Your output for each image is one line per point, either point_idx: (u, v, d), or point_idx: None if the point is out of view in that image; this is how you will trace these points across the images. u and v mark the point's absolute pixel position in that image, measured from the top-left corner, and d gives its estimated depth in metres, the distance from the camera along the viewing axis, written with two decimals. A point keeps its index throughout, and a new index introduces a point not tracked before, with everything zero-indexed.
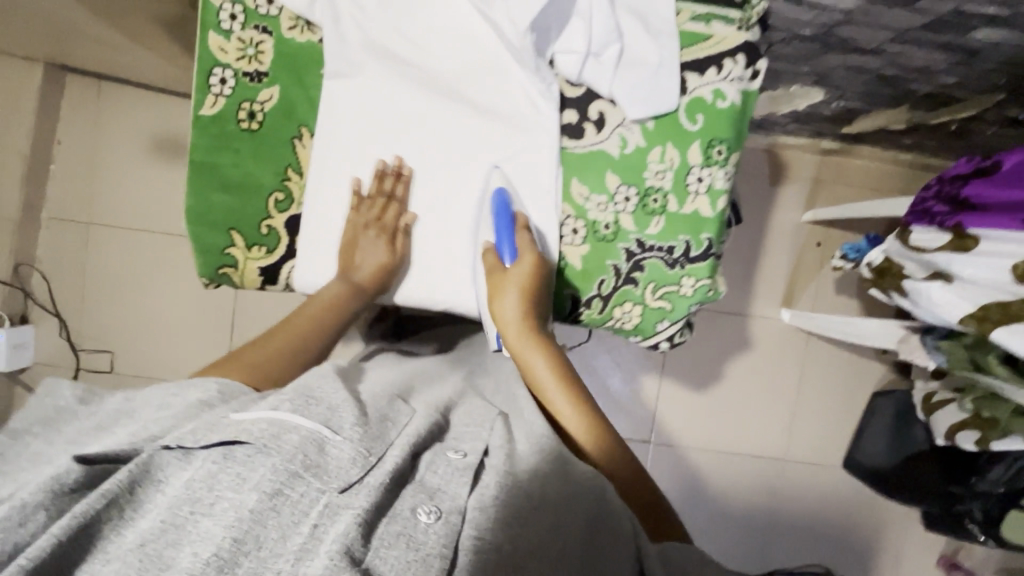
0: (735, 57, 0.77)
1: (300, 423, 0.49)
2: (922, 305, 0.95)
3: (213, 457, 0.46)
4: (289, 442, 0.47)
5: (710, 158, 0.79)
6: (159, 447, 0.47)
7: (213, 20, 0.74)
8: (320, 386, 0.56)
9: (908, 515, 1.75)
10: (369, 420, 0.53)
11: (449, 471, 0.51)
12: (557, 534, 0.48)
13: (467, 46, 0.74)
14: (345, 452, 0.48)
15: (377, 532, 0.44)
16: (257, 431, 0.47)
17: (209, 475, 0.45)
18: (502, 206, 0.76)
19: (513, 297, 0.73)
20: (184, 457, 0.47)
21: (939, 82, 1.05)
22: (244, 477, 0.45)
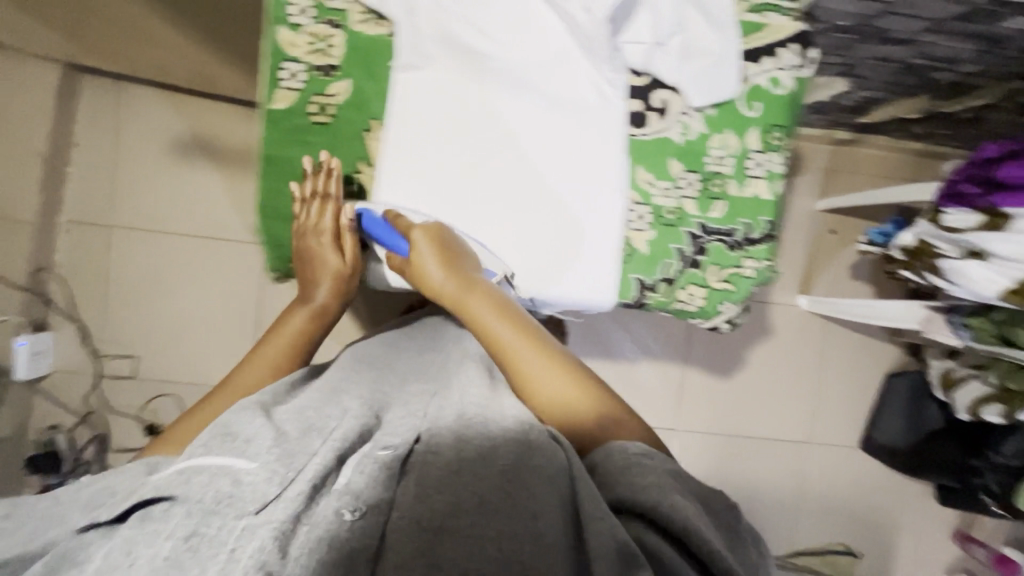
0: (790, 45, 0.80)
1: (210, 463, 0.53)
2: (959, 282, 1.00)
3: (132, 522, 0.51)
4: (200, 482, 0.52)
5: (769, 143, 0.82)
6: (80, 529, 0.52)
7: (284, 15, 0.75)
8: (238, 417, 0.60)
9: (922, 491, 1.82)
10: (288, 437, 0.57)
11: (372, 469, 0.55)
12: (472, 494, 0.52)
13: (536, 37, 0.75)
14: (256, 477, 0.52)
15: (296, 539, 0.49)
16: (170, 482, 0.52)
17: (128, 539, 0.49)
18: (371, 215, 0.76)
19: (432, 265, 0.71)
20: (106, 532, 0.52)
21: (963, 70, 1.10)
22: (158, 529, 0.49)
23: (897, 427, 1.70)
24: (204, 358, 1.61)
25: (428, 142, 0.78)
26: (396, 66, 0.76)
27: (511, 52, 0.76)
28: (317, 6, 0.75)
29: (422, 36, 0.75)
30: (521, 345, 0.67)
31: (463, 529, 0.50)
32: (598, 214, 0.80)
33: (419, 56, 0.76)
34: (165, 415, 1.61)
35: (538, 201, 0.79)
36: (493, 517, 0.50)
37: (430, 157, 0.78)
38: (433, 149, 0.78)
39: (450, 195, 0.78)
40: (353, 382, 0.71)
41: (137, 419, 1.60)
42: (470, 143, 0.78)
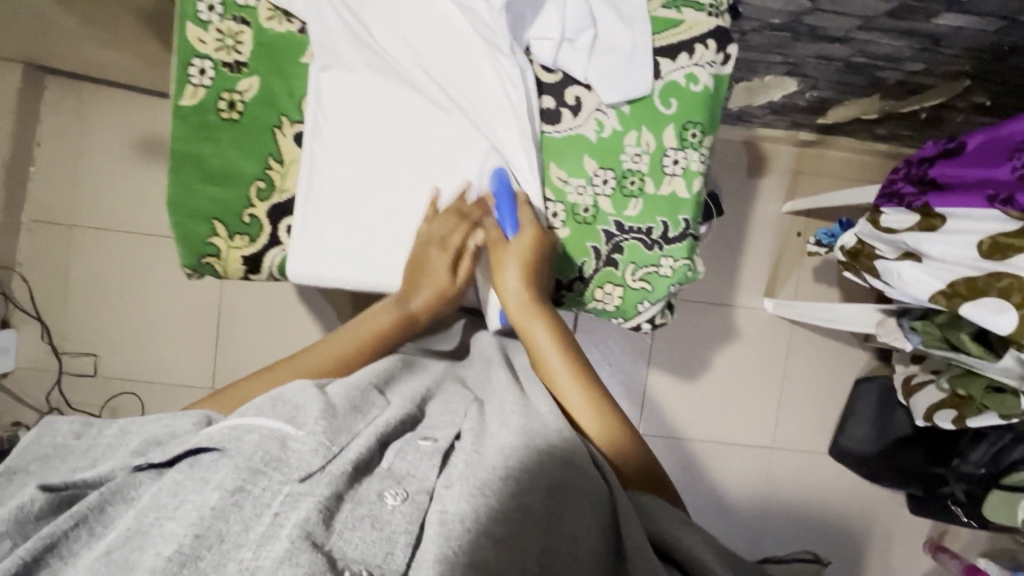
0: (706, 42, 0.80)
1: (262, 423, 0.49)
2: (894, 283, 0.98)
3: (181, 468, 0.47)
4: (250, 442, 0.47)
5: (685, 140, 0.81)
6: (132, 467, 0.48)
7: (191, 11, 0.75)
8: (286, 387, 0.56)
9: (894, 498, 1.78)
10: (336, 411, 0.53)
11: (418, 455, 0.51)
12: (517, 499, 0.48)
13: (446, 33, 0.75)
14: (305, 444, 0.48)
15: (340, 515, 0.44)
16: (218, 436, 0.48)
17: (175, 483, 0.46)
18: (501, 185, 0.75)
19: (512, 271, 0.72)
20: (156, 474, 0.48)
21: (907, 69, 1.08)
22: (205, 480, 0.45)
23: (865, 432, 1.67)
24: (164, 356, 1.62)
25: (340, 137, 0.77)
26: (314, 65, 0.75)
27: (422, 48, 0.76)
28: (224, 3, 0.75)
29: (332, 31, 0.74)
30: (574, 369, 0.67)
31: (506, 531, 0.45)
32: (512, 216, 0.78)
33: (328, 50, 0.75)
34: (125, 413, 1.61)
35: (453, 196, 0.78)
36: (532, 521, 0.47)
37: (341, 153, 0.77)
38: (346, 145, 0.77)
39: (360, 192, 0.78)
40: (391, 373, 0.67)
41: (96, 417, 1.60)
42: (382, 140, 0.78)
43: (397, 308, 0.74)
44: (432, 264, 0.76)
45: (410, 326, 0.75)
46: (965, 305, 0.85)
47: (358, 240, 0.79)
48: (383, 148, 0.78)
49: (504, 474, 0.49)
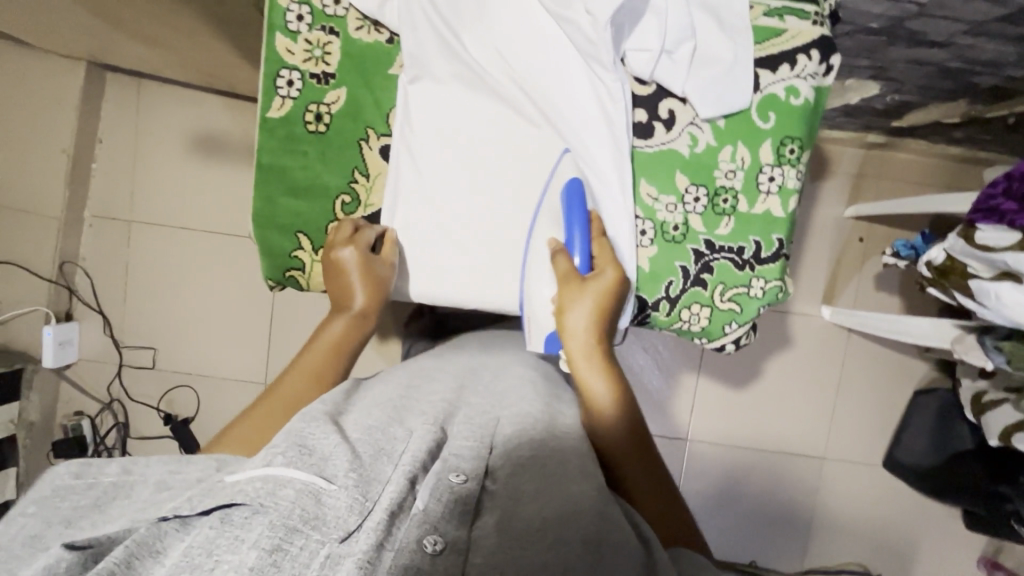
0: (810, 52, 0.76)
1: (293, 475, 0.47)
2: (989, 305, 0.94)
3: (211, 522, 0.44)
4: (286, 497, 0.45)
5: (782, 156, 0.78)
6: (157, 518, 0.43)
7: (281, 22, 0.74)
8: (311, 431, 0.54)
9: (949, 513, 1.73)
10: (363, 458, 0.53)
11: (451, 500, 0.50)
12: (557, 545, 0.49)
13: (541, 46, 0.72)
14: (341, 499, 0.47)
15: (383, 564, 0.44)
16: (253, 490, 0.45)
17: (208, 541, 0.42)
18: (576, 201, 0.70)
19: (582, 315, 0.68)
20: (182, 527, 0.44)
21: (1006, 74, 1.02)
22: (241, 539, 0.42)
23: (921, 448, 1.63)
24: (219, 351, 1.64)
25: (428, 152, 0.75)
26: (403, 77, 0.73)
27: (513, 59, 0.72)
28: (314, 12, 0.74)
29: (424, 42, 0.71)
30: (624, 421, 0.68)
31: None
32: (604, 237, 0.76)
33: (419, 62, 0.72)
34: (181, 406, 1.65)
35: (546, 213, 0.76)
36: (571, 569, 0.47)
37: (428, 167, 0.75)
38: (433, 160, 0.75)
39: (447, 209, 0.76)
40: (410, 402, 0.67)
41: (155, 409, 1.65)
42: (471, 154, 0.75)
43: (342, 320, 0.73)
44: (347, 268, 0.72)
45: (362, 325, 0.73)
46: None
47: (444, 258, 0.77)
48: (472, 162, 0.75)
49: (542, 527, 0.50)
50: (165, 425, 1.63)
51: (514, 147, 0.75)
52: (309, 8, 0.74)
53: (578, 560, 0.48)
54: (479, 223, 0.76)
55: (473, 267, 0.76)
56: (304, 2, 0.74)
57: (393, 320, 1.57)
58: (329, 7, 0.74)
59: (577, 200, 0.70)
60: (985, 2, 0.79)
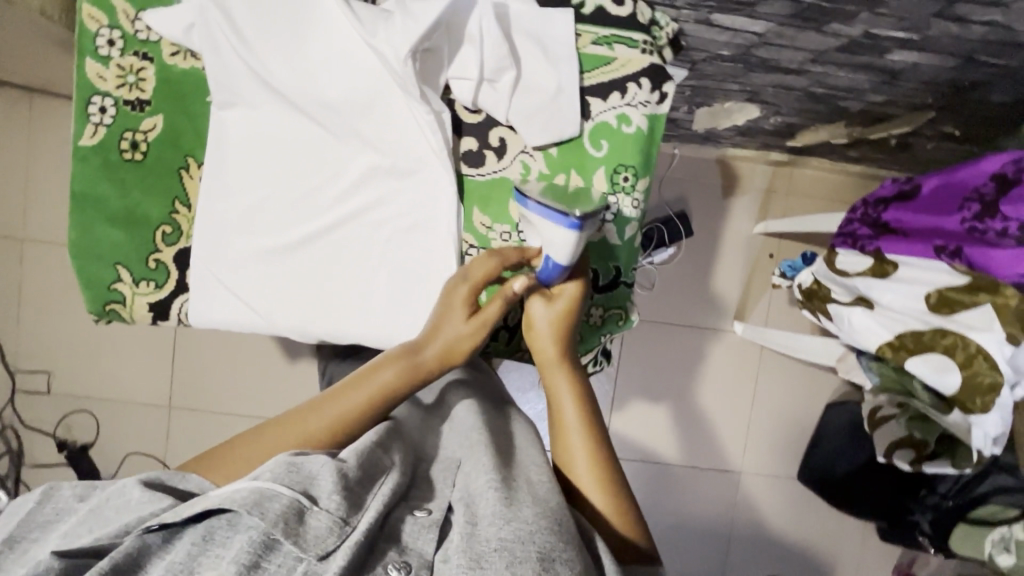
0: (639, 81, 0.75)
1: (280, 489, 0.45)
2: (843, 330, 0.94)
3: (194, 538, 0.44)
4: (271, 512, 0.44)
5: (617, 184, 0.77)
6: (142, 529, 0.43)
7: (90, 46, 0.71)
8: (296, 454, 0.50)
9: (864, 526, 1.75)
10: (353, 476, 0.49)
11: (416, 528, 0.49)
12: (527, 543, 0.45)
13: (355, 73, 0.70)
14: (322, 520, 0.45)
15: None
16: (239, 503, 0.43)
17: (190, 557, 0.43)
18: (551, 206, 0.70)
19: (543, 320, 0.69)
20: (168, 538, 0.44)
21: (869, 100, 1.03)
22: (222, 555, 0.43)
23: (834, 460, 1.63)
24: (117, 374, 1.59)
25: (252, 181, 0.74)
26: (214, 102, 0.72)
27: (332, 87, 0.70)
28: (124, 37, 0.71)
29: (234, 67, 0.69)
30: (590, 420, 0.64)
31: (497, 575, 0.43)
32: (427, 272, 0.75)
33: (235, 88, 0.70)
34: (80, 431, 1.59)
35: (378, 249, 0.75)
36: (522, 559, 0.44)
37: (253, 196, 0.74)
38: (259, 188, 0.74)
39: (273, 237, 0.75)
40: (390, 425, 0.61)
41: (50, 435, 1.58)
42: (297, 182, 0.74)
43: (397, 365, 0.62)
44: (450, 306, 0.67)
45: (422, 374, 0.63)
46: (911, 360, 0.84)
47: (271, 288, 0.75)
48: (297, 191, 0.74)
49: (500, 548, 0.45)
50: (60, 452, 1.57)
51: (340, 174, 0.74)
52: (119, 32, 0.71)
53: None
54: (309, 251, 0.75)
55: (303, 295, 0.76)
56: (114, 26, 0.71)
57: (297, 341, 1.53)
58: (141, 31, 0.71)
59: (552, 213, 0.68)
60: (817, 33, 0.80)
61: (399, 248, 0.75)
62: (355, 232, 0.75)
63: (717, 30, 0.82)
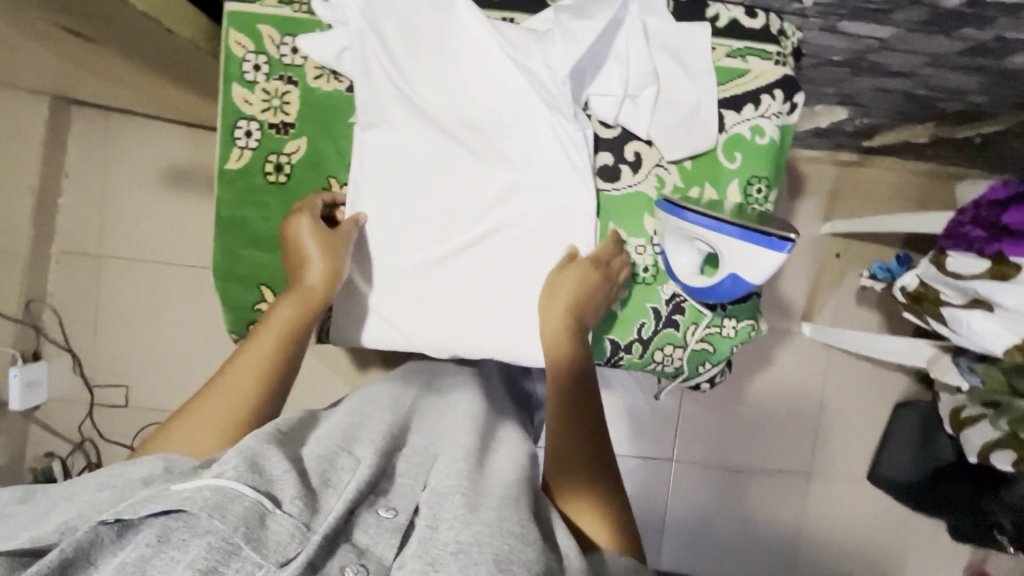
0: (773, 92, 0.76)
1: (245, 492, 0.43)
2: (962, 332, 0.94)
3: (148, 539, 0.41)
4: (234, 515, 0.42)
5: (750, 196, 0.77)
6: (96, 522, 0.41)
7: (237, 71, 0.73)
8: (265, 450, 0.50)
9: (935, 525, 1.73)
10: (311, 486, 0.49)
11: (379, 531, 0.48)
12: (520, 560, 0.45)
13: (504, 91, 0.72)
14: (284, 524, 0.43)
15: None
16: (201, 502, 0.41)
17: (143, 558, 0.40)
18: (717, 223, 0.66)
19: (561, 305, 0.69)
20: (120, 535, 0.42)
21: (970, 100, 1.03)
22: (175, 558, 0.40)
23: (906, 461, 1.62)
24: (191, 387, 1.60)
25: (393, 202, 0.75)
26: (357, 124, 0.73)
27: (478, 107, 0.72)
28: (270, 62, 0.73)
29: (385, 92, 0.71)
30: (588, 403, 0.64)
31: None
32: None
33: (382, 110, 0.72)
34: None
35: (519, 264, 0.76)
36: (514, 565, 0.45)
37: (394, 215, 0.75)
38: (400, 208, 0.75)
39: (413, 256, 0.76)
40: (361, 424, 0.61)
41: (128, 447, 1.60)
42: (438, 201, 0.75)
43: (294, 299, 0.65)
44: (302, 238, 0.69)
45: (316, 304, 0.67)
46: None
47: (412, 304, 0.76)
48: (437, 210, 0.75)
49: (457, 552, 0.44)
50: None
51: (481, 191, 0.74)
52: (265, 57, 0.72)
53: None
54: (449, 268, 0.76)
55: (443, 311, 0.76)
56: (261, 51, 0.72)
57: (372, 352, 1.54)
58: (287, 56, 0.72)
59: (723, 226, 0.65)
60: (944, 38, 0.80)
61: (542, 262, 0.75)
62: (493, 248, 0.76)
63: (838, 37, 0.82)
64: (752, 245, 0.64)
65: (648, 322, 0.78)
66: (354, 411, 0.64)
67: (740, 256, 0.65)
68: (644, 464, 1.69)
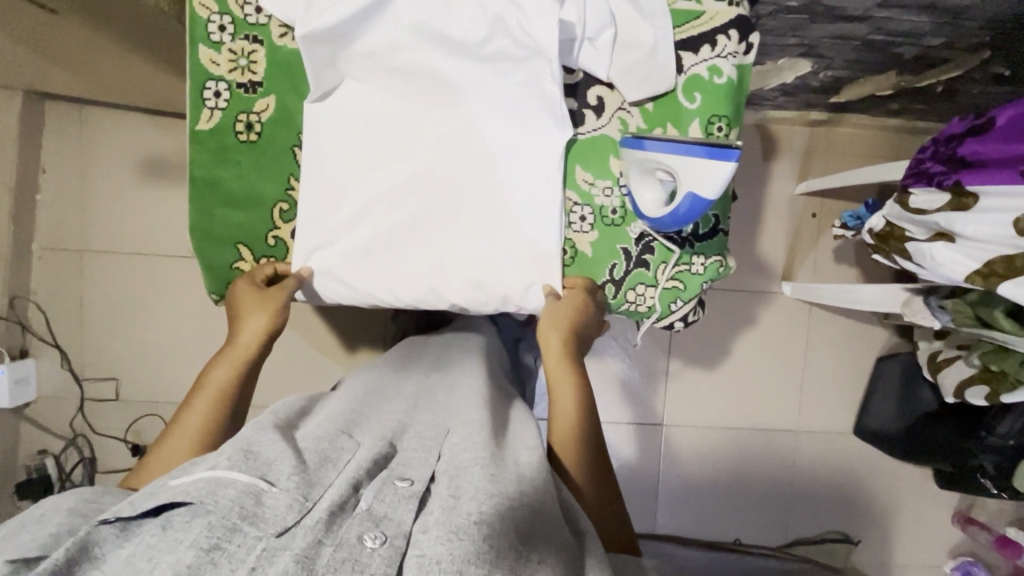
0: (729, 32, 0.78)
1: (236, 478, 0.49)
2: (927, 266, 0.97)
3: (152, 530, 0.46)
4: (226, 497, 0.47)
5: (712, 134, 0.79)
6: (98, 521, 0.47)
7: (202, 33, 0.74)
8: (258, 440, 0.56)
9: (921, 475, 1.77)
10: (308, 466, 0.54)
11: (396, 498, 0.53)
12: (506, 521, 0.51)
13: (472, 24, 0.71)
14: (280, 500, 0.49)
15: (322, 559, 0.45)
16: (195, 491, 0.47)
17: (149, 545, 0.45)
18: (635, 143, 0.73)
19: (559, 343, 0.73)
20: (122, 532, 0.47)
21: (926, 44, 1.06)
22: (179, 539, 0.44)
23: (889, 413, 1.66)
24: (181, 377, 1.61)
25: (367, 159, 0.77)
26: (310, 97, 0.75)
27: (439, 58, 0.73)
28: (235, 22, 0.74)
29: (350, 49, 0.72)
30: (569, 369, 0.71)
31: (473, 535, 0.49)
32: (531, 237, 0.78)
33: (348, 69, 0.74)
34: (149, 435, 1.61)
35: (490, 201, 0.77)
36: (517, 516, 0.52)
37: (366, 171, 0.77)
38: (373, 162, 0.76)
39: (387, 211, 0.77)
40: (360, 417, 0.70)
41: (122, 440, 1.61)
42: (410, 157, 0.76)
43: (223, 360, 0.68)
44: (245, 303, 0.74)
45: (248, 356, 0.69)
46: (1004, 284, 0.86)
47: (388, 259, 0.78)
48: (409, 163, 0.76)
49: (478, 521, 0.50)
50: (135, 458, 1.60)
51: (454, 129, 0.76)
52: (230, 18, 0.74)
53: (508, 551, 0.49)
54: (420, 212, 0.77)
55: (419, 261, 0.78)
56: (225, 11, 0.73)
57: (361, 328, 1.54)
58: (251, 15, 0.74)
59: (635, 143, 0.73)
60: None
61: (510, 197, 0.77)
62: (465, 183, 0.76)
63: None
64: (707, 163, 0.66)
65: (619, 264, 0.81)
66: (359, 399, 0.75)
67: (689, 167, 0.67)
68: (636, 430, 1.72)
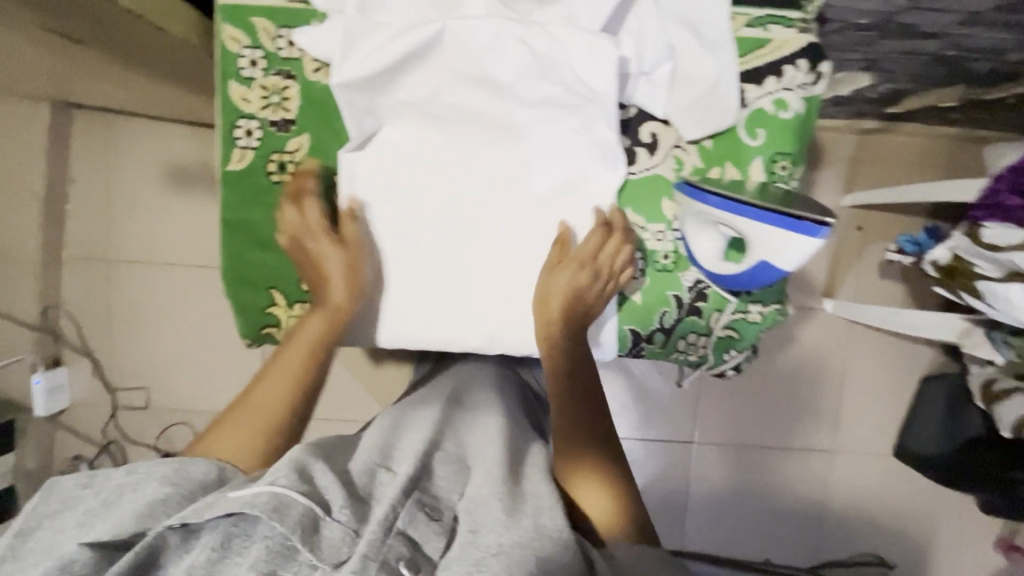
0: (797, 62, 0.70)
1: (296, 497, 0.45)
2: (999, 306, 0.90)
3: (211, 544, 0.44)
4: (289, 519, 0.44)
5: (774, 174, 0.73)
6: (164, 526, 0.45)
7: (233, 68, 0.70)
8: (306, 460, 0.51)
9: (963, 498, 1.70)
10: (356, 493, 0.50)
11: (426, 530, 0.48)
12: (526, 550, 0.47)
13: (518, 60, 0.65)
14: (336, 531, 0.45)
15: None
16: (258, 506, 0.43)
17: (209, 562, 0.44)
18: (696, 194, 0.68)
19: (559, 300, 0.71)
20: (185, 539, 0.46)
21: (1005, 59, 0.97)
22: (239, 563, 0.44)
23: (929, 434, 1.58)
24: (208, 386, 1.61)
25: (405, 206, 0.73)
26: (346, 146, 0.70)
27: (480, 96, 0.68)
28: (266, 56, 0.70)
29: (387, 97, 0.69)
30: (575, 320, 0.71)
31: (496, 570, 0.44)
32: None
33: (386, 116, 0.70)
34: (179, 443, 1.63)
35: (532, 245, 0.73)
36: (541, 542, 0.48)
37: (403, 212, 0.73)
38: (410, 203, 0.73)
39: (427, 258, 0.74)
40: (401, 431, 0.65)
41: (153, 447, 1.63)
42: (451, 206, 0.73)
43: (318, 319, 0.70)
44: (324, 254, 0.71)
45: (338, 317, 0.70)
46: None
47: (426, 307, 0.75)
48: (449, 206, 0.73)
49: (498, 553, 0.46)
50: None
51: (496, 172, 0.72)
52: (261, 51, 0.69)
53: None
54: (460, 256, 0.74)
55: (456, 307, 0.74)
56: (256, 45, 0.69)
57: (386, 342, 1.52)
58: (283, 49, 0.69)
59: (696, 194, 0.67)
60: None
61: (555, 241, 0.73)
62: (506, 227, 0.73)
63: None
64: (784, 235, 0.61)
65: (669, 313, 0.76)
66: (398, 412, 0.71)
67: (766, 243, 0.63)
68: (665, 446, 1.68)
